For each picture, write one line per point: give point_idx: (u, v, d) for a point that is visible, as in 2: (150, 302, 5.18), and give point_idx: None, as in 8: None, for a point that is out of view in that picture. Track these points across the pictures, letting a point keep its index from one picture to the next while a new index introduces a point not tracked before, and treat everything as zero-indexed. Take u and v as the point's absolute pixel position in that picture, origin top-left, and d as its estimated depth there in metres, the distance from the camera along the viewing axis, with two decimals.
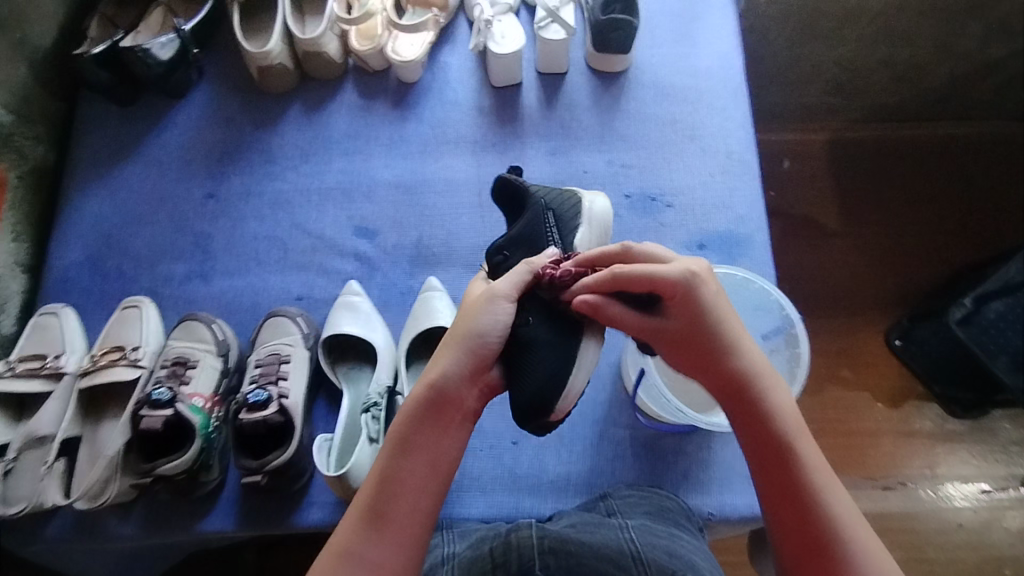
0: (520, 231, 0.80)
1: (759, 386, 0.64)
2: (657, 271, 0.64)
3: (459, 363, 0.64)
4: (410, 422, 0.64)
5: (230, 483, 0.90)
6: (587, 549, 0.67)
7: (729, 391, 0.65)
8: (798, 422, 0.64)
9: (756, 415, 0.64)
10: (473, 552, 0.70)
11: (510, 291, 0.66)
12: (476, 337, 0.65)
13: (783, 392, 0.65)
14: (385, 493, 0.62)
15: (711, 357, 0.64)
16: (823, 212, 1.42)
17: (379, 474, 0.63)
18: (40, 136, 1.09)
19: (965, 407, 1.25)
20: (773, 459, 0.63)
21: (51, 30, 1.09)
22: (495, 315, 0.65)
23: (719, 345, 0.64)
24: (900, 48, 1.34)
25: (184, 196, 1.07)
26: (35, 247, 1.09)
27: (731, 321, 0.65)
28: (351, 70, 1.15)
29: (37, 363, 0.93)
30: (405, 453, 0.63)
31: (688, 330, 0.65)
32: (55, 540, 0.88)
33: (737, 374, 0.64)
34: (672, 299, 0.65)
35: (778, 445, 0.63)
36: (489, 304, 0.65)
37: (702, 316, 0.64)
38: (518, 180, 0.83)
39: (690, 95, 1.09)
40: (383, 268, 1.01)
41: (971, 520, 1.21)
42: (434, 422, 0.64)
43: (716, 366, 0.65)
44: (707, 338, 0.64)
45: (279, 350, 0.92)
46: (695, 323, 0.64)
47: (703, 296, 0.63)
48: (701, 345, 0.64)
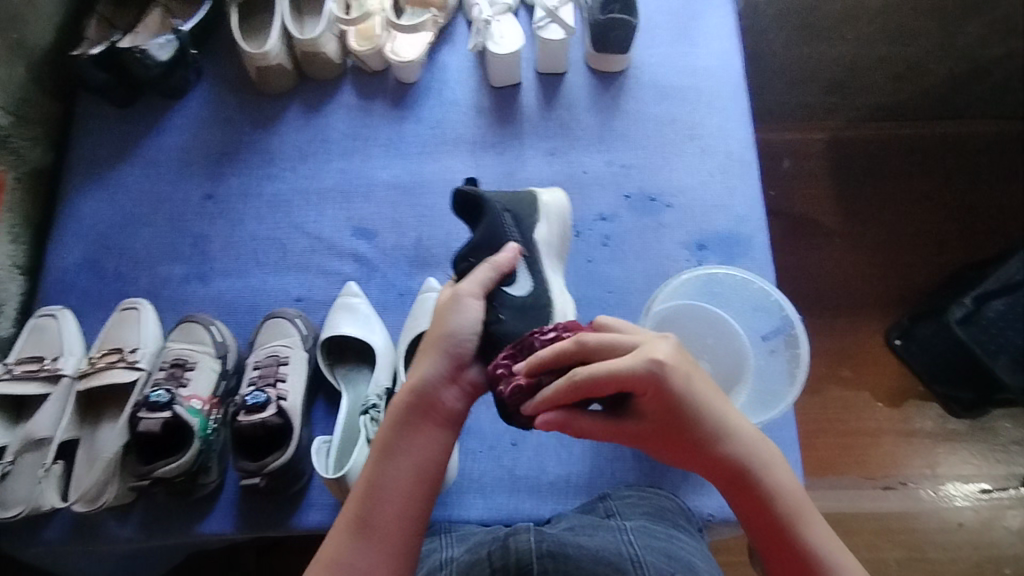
0: (482, 235, 0.78)
1: (752, 467, 0.64)
2: (623, 377, 0.60)
3: (438, 366, 0.66)
4: (394, 428, 0.64)
5: (229, 485, 0.89)
6: (586, 552, 0.67)
7: (724, 475, 0.65)
8: (796, 497, 0.64)
9: (752, 497, 0.64)
10: (472, 556, 0.69)
11: (476, 290, 0.68)
12: (451, 337, 0.66)
13: (779, 469, 0.65)
14: (372, 500, 0.62)
15: (700, 447, 0.64)
16: (823, 211, 1.42)
17: (366, 481, 0.63)
18: (38, 137, 1.09)
19: (966, 407, 1.25)
20: (780, 539, 0.63)
21: (49, 31, 1.09)
22: (464, 314, 0.67)
23: (705, 434, 0.63)
24: (901, 47, 1.34)
25: (182, 197, 1.07)
26: (33, 248, 1.08)
27: (714, 408, 0.63)
28: (349, 70, 1.15)
29: (35, 365, 0.92)
30: (390, 458, 0.63)
31: (671, 425, 0.63)
32: (53, 543, 0.88)
33: (728, 460, 0.64)
34: (647, 397, 0.61)
35: (780, 526, 0.63)
36: (459, 305, 0.67)
37: (684, 414, 0.62)
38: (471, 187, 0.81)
39: (689, 94, 1.09)
40: (382, 269, 1.01)
41: (972, 519, 1.21)
42: (416, 427, 0.65)
43: (709, 457, 0.64)
44: (692, 431, 0.63)
45: (277, 353, 0.92)
46: (676, 418, 0.62)
47: (677, 394, 0.61)
48: (686, 438, 0.64)
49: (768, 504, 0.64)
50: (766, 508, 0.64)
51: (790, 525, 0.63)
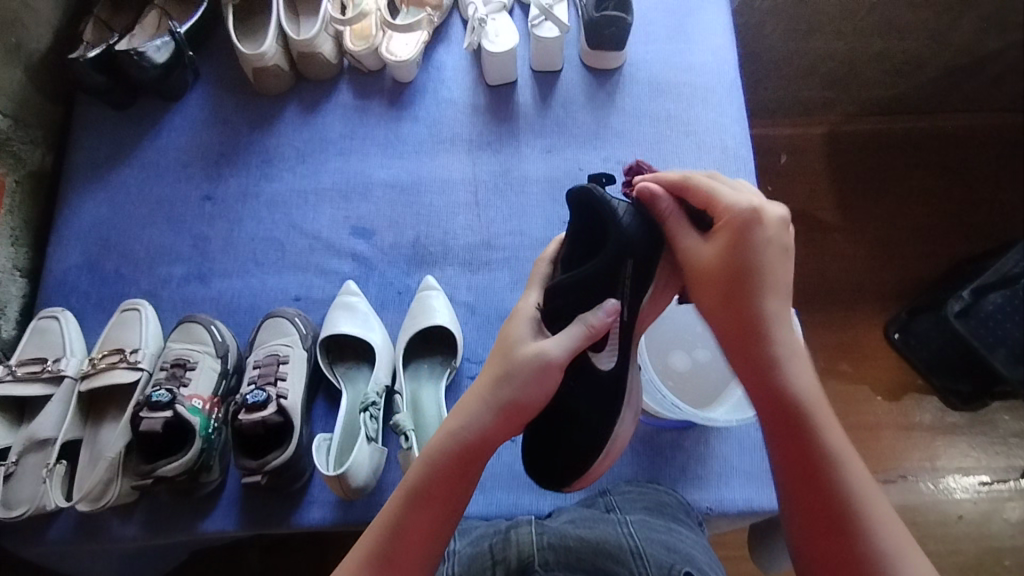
0: (589, 275, 0.70)
1: (778, 334, 0.63)
2: (728, 196, 0.66)
3: (492, 422, 0.65)
4: (432, 473, 0.64)
5: (230, 484, 0.90)
6: (585, 544, 0.68)
7: (742, 340, 0.64)
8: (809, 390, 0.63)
9: (765, 367, 0.63)
10: (474, 548, 0.71)
11: (563, 359, 0.65)
12: (520, 401, 0.64)
13: (802, 361, 0.64)
14: (392, 538, 0.62)
15: (739, 295, 0.64)
16: (820, 206, 1.42)
17: (391, 519, 0.63)
18: (36, 140, 1.09)
19: (964, 400, 1.26)
20: (785, 416, 0.62)
21: (46, 34, 1.09)
22: (543, 383, 0.65)
23: (752, 289, 0.63)
24: (897, 42, 1.34)
25: (182, 198, 1.08)
26: (33, 251, 1.09)
27: (771, 270, 0.64)
28: (346, 70, 1.15)
29: (37, 366, 0.93)
30: (418, 502, 0.63)
31: (724, 264, 0.64)
32: (57, 542, 0.88)
33: (759, 319, 0.63)
34: (731, 222, 0.65)
35: (785, 398, 0.62)
36: (540, 372, 0.65)
37: (754, 252, 0.64)
38: (608, 204, 0.69)
39: (685, 90, 1.09)
40: (380, 268, 1.02)
41: (971, 512, 1.22)
42: (452, 473, 0.64)
43: (745, 303, 0.64)
44: (746, 273, 0.64)
45: (277, 352, 0.92)
46: (737, 258, 0.64)
47: (762, 233, 0.64)
48: (737, 278, 0.64)
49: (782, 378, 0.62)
50: (775, 380, 0.62)
51: (797, 401, 0.62)
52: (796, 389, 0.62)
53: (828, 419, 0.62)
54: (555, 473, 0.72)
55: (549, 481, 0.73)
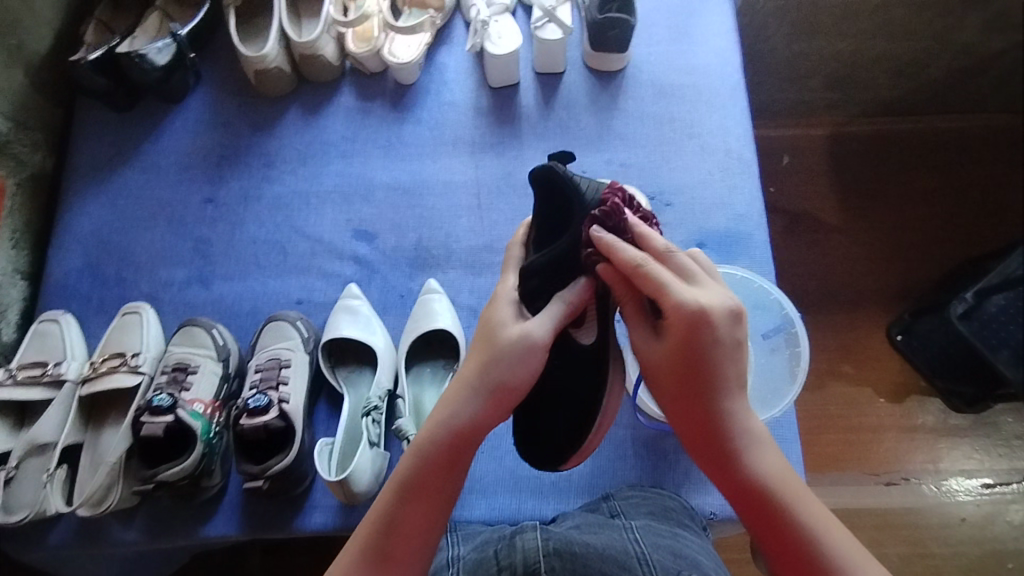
0: (556, 254, 0.69)
1: (733, 430, 0.62)
2: (670, 290, 0.60)
3: (480, 410, 0.64)
4: (422, 466, 0.63)
5: (231, 488, 0.90)
6: (592, 550, 0.66)
7: (703, 442, 0.63)
8: (782, 476, 0.62)
9: (728, 467, 0.62)
10: (478, 555, 0.70)
11: (547, 338, 0.65)
12: (509, 385, 0.64)
13: (767, 447, 0.63)
14: (385, 534, 0.62)
15: (692, 400, 0.61)
16: (823, 208, 1.42)
17: (380, 515, 0.63)
18: (37, 143, 1.09)
19: (970, 402, 1.24)
20: (757, 513, 0.61)
21: (46, 36, 1.09)
22: (528, 365, 0.64)
23: (704, 395, 0.61)
24: (900, 43, 1.33)
25: (183, 201, 1.07)
26: (33, 254, 1.09)
27: (721, 371, 0.60)
28: (348, 72, 1.15)
29: (38, 370, 0.92)
30: (409, 497, 0.63)
31: (673, 368, 0.61)
32: (58, 547, 0.88)
33: (714, 421, 0.61)
34: (671, 324, 0.60)
35: (753, 497, 0.61)
36: (526, 353, 0.64)
37: (698, 356, 0.60)
38: (570, 178, 0.71)
39: (688, 92, 1.09)
40: (382, 271, 1.01)
41: (975, 514, 1.24)
42: (443, 466, 0.64)
43: (697, 410, 0.62)
44: (696, 377, 0.61)
45: (279, 356, 0.92)
46: (687, 364, 0.60)
47: (705, 335, 0.59)
48: (686, 383, 0.61)
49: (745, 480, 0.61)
50: (739, 480, 0.61)
51: (768, 494, 0.61)
52: (764, 482, 0.61)
53: (803, 507, 0.61)
54: (554, 452, 0.72)
55: (542, 458, 0.73)
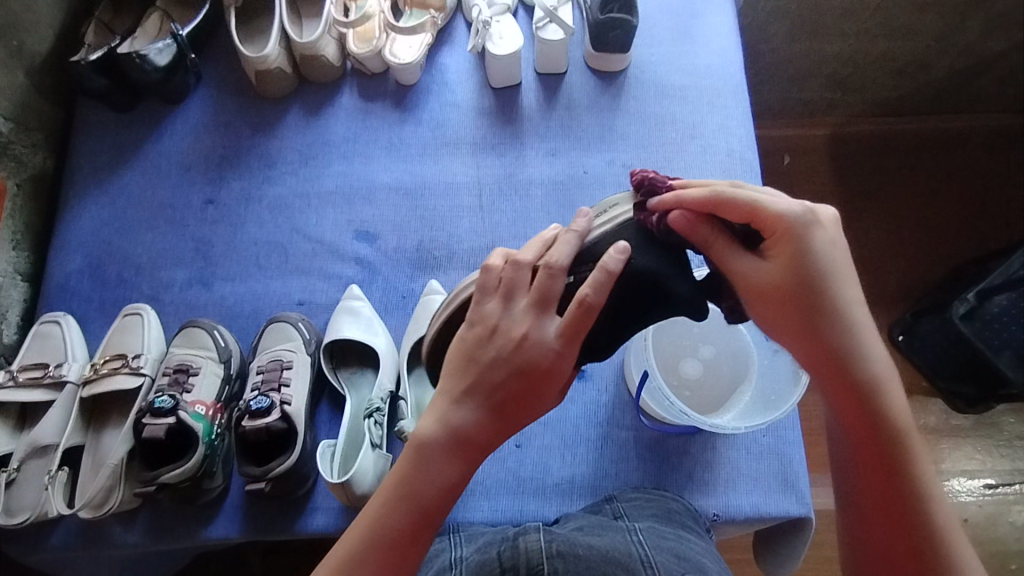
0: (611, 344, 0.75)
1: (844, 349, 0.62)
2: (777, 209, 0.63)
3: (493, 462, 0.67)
4: (437, 490, 0.63)
5: (233, 489, 0.89)
6: (595, 552, 0.66)
7: (818, 351, 0.63)
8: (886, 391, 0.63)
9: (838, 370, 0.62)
10: (482, 556, 0.69)
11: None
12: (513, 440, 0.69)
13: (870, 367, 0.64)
14: (396, 551, 0.60)
15: (815, 307, 0.62)
16: (825, 208, 1.42)
17: (389, 533, 0.61)
18: (37, 143, 1.09)
19: (970, 402, 1.24)
20: (866, 419, 0.62)
21: (47, 37, 1.08)
22: None
23: (827, 300, 0.62)
24: (901, 43, 1.33)
25: (184, 202, 1.07)
26: (34, 254, 1.08)
27: (841, 271, 0.63)
28: (349, 73, 1.15)
29: (39, 371, 0.92)
30: (420, 515, 0.62)
31: (795, 277, 0.62)
32: (59, 549, 0.88)
33: (836, 326, 0.62)
34: (779, 239, 0.63)
35: (858, 402, 0.62)
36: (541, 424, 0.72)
37: (811, 271, 0.62)
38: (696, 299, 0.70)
39: (690, 93, 1.09)
40: (384, 272, 1.01)
41: (976, 515, 1.21)
42: (457, 495, 0.64)
43: (812, 327, 0.62)
44: (812, 292, 0.62)
45: (281, 357, 0.92)
46: (803, 279, 0.62)
47: (817, 246, 0.62)
48: (804, 298, 0.62)
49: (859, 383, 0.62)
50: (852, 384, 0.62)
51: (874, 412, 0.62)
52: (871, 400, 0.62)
53: (899, 409, 0.62)
54: None
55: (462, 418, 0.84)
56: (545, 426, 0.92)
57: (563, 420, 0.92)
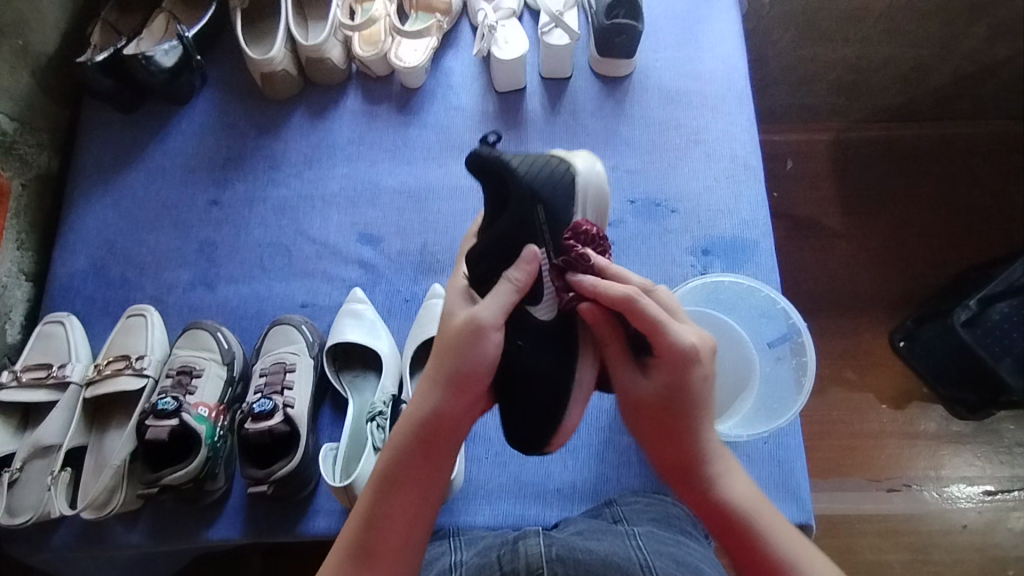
0: (501, 234, 0.66)
1: (714, 467, 0.63)
2: (662, 325, 0.61)
3: (442, 398, 0.63)
4: (395, 457, 0.64)
5: (236, 492, 0.90)
6: (595, 556, 0.66)
7: (683, 466, 0.63)
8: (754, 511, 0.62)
9: (716, 504, 0.62)
10: (481, 559, 0.70)
11: (498, 321, 0.62)
12: (477, 376, 0.63)
13: (738, 481, 0.64)
14: (369, 527, 0.62)
15: (686, 432, 0.62)
16: (828, 213, 1.42)
17: (363, 513, 0.63)
18: (43, 143, 1.09)
19: (970, 409, 1.25)
20: (740, 540, 0.61)
21: (53, 37, 1.09)
22: (483, 349, 0.62)
23: (690, 419, 0.62)
24: (905, 49, 1.33)
25: (188, 203, 1.07)
26: (39, 254, 1.09)
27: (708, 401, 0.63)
28: (354, 75, 1.15)
29: (43, 372, 0.92)
30: (389, 489, 0.63)
31: (669, 396, 0.62)
32: (61, 549, 0.88)
33: (704, 456, 0.63)
34: (661, 359, 0.62)
35: (748, 536, 0.61)
36: (475, 336, 0.61)
37: (678, 392, 0.61)
38: (500, 160, 0.65)
39: (694, 98, 1.09)
40: (387, 275, 1.01)
41: (976, 521, 1.21)
42: (416, 453, 0.64)
43: (679, 441, 0.63)
44: (679, 409, 0.62)
45: (284, 360, 0.92)
46: (675, 397, 0.62)
47: (692, 376, 0.61)
48: (672, 414, 0.62)
49: (742, 517, 0.62)
50: (732, 516, 0.62)
51: (751, 532, 0.61)
52: (744, 516, 0.62)
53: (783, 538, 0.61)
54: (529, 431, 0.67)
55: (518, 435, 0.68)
56: None
57: None
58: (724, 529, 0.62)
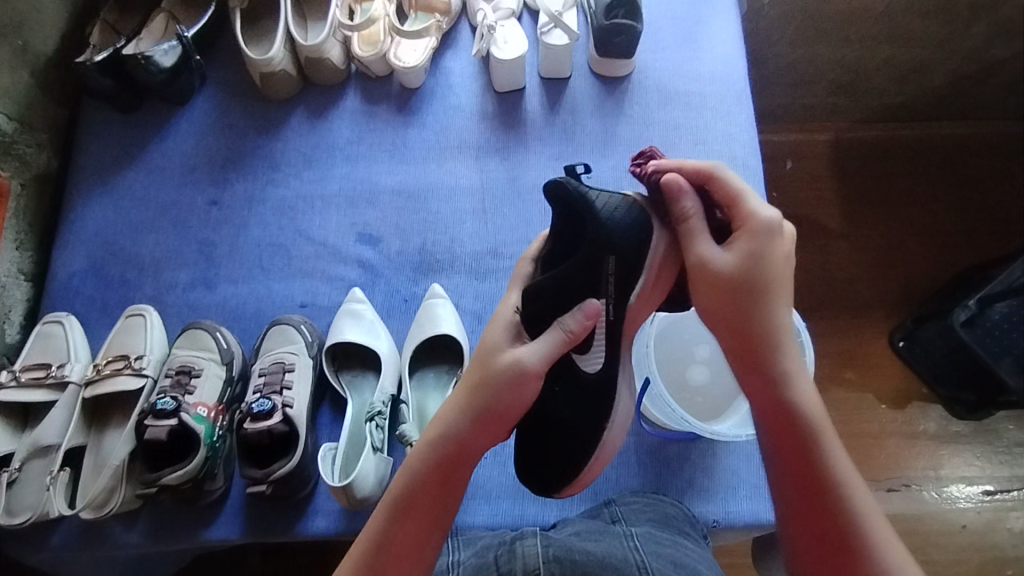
0: (568, 271, 0.69)
1: (779, 349, 0.65)
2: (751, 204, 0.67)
3: (472, 433, 0.65)
4: (413, 481, 0.65)
5: (235, 491, 0.90)
6: (592, 558, 0.66)
7: (746, 340, 0.66)
8: (807, 400, 0.65)
9: (771, 385, 0.65)
10: (479, 560, 0.70)
11: (540, 369, 0.65)
12: (507, 416, 0.65)
13: (799, 374, 0.66)
14: (381, 550, 0.63)
15: (758, 312, 0.65)
16: (827, 213, 1.42)
17: (375, 535, 0.64)
18: (42, 144, 1.09)
19: (969, 409, 1.25)
20: (788, 423, 0.64)
21: (52, 37, 1.09)
22: (522, 394, 0.65)
23: (762, 290, 0.65)
24: (904, 49, 1.33)
25: (187, 203, 1.07)
26: (38, 254, 1.09)
27: (783, 280, 0.66)
28: (353, 75, 1.15)
29: (42, 372, 0.92)
30: (404, 512, 0.64)
31: (746, 274, 0.65)
32: (60, 549, 0.88)
33: (770, 334, 0.65)
34: (744, 229, 0.66)
35: (801, 432, 0.63)
36: (518, 380, 0.65)
37: (756, 260, 0.65)
38: (582, 195, 0.68)
39: (693, 98, 1.09)
40: (386, 275, 1.01)
41: (975, 521, 1.21)
42: (433, 480, 0.65)
43: (752, 309, 0.65)
44: (756, 279, 0.65)
45: (283, 359, 0.92)
46: (751, 268, 0.65)
47: (773, 247, 0.66)
48: (747, 282, 0.65)
49: (798, 413, 0.64)
50: (787, 403, 0.64)
51: (800, 419, 0.64)
52: (797, 402, 0.64)
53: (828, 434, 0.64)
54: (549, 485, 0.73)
55: (539, 481, 0.73)
56: None
57: None
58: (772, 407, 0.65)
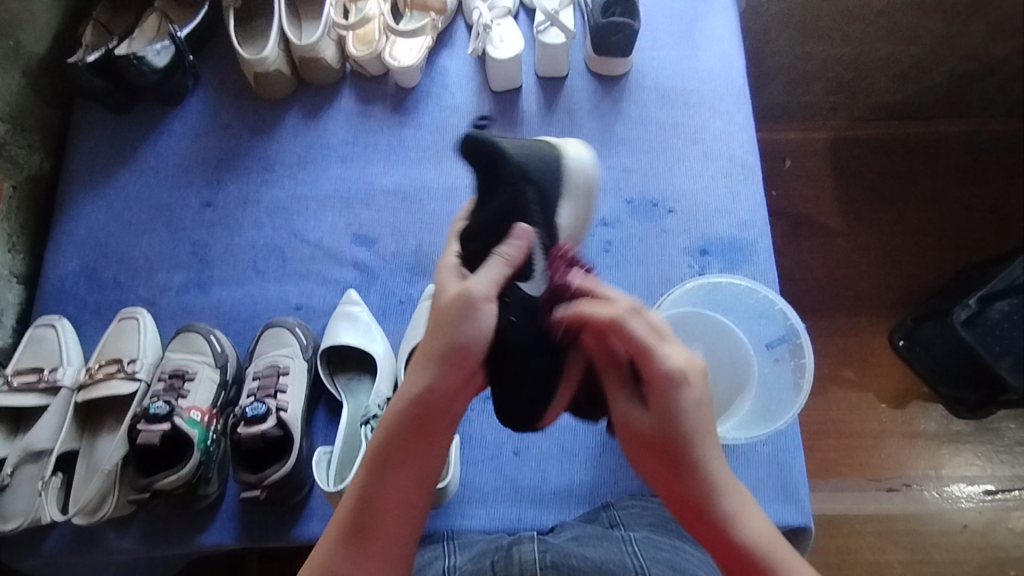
0: (495, 213, 0.69)
1: (726, 500, 0.58)
2: (653, 352, 0.59)
3: (437, 374, 0.63)
4: (389, 432, 0.63)
5: (229, 497, 0.89)
6: (590, 563, 0.65)
7: (689, 506, 0.59)
8: (774, 546, 0.57)
9: (730, 543, 0.58)
10: (476, 565, 0.69)
11: (488, 293, 0.62)
12: (470, 351, 0.63)
13: (756, 518, 0.59)
14: (366, 509, 0.61)
15: (688, 466, 0.58)
16: (826, 212, 1.41)
17: (358, 493, 0.62)
18: (35, 145, 1.08)
19: (969, 408, 1.24)
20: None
21: (45, 38, 1.08)
22: (481, 323, 0.62)
23: (687, 451, 0.58)
24: (903, 47, 1.32)
25: (181, 204, 1.06)
26: (31, 257, 1.08)
27: (706, 428, 0.59)
28: (348, 75, 1.14)
29: (34, 376, 0.92)
30: (383, 465, 0.62)
31: (665, 431, 0.59)
32: (53, 554, 0.87)
33: (710, 490, 0.58)
34: (653, 386, 0.60)
35: None
36: (470, 310, 0.62)
37: (672, 420, 0.59)
38: (488, 143, 0.68)
39: (692, 97, 1.08)
40: (382, 277, 1.00)
41: (976, 521, 1.20)
42: (408, 431, 0.63)
43: (681, 473, 0.59)
44: (678, 441, 0.59)
45: (278, 362, 0.91)
46: (670, 428, 0.59)
47: (682, 401, 0.58)
48: (670, 445, 0.59)
49: (761, 557, 0.56)
50: (751, 559, 0.57)
51: (770, 571, 0.56)
52: (762, 554, 0.57)
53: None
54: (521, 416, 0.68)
55: (514, 416, 0.69)
56: (544, 433, 0.91)
57: (563, 428, 0.91)
58: (738, 569, 0.57)
